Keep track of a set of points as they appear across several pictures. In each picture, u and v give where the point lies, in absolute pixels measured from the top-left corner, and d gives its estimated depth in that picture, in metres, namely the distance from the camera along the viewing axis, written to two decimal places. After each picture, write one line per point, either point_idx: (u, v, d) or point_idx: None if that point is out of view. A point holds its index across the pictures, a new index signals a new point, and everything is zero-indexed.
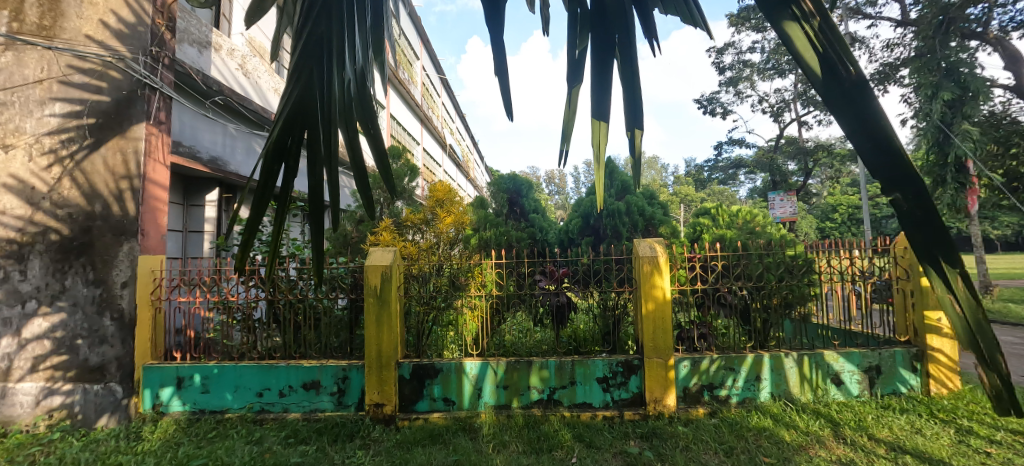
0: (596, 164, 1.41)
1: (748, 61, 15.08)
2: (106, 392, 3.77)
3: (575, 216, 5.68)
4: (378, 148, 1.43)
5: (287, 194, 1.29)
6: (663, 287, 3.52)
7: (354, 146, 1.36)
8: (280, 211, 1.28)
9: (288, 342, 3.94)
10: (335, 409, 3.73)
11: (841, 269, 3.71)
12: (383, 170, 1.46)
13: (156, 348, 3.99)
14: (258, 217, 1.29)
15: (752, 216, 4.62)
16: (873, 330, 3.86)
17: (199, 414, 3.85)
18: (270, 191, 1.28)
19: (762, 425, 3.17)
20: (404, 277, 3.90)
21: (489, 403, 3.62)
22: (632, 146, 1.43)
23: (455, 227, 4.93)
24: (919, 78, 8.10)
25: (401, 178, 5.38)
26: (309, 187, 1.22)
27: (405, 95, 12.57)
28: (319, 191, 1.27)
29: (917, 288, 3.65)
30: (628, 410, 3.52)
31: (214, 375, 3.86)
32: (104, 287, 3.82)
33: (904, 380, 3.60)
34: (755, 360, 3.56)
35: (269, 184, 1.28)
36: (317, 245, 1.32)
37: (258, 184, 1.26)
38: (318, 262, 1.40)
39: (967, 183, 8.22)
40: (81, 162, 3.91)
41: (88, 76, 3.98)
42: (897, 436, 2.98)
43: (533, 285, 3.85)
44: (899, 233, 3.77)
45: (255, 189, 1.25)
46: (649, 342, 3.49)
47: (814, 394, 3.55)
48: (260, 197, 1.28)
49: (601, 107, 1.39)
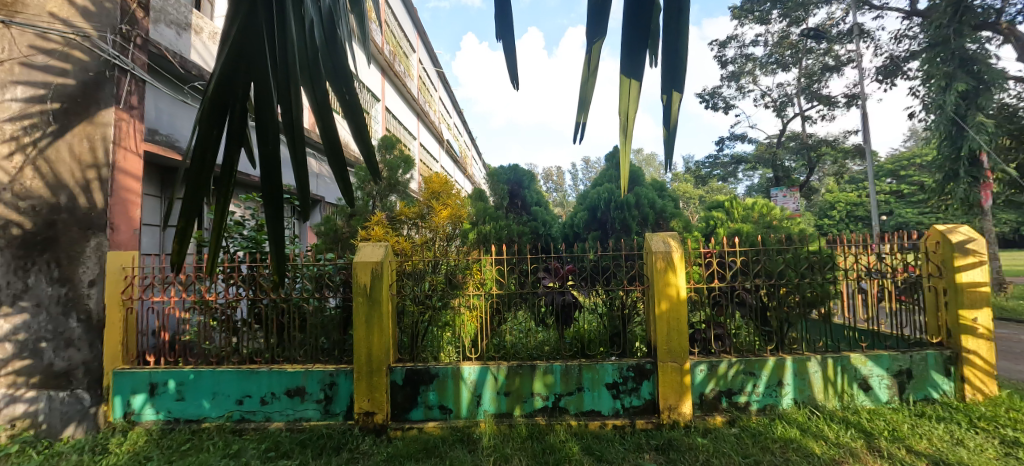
0: (623, 138, 1.10)
1: (750, 56, 14.77)
2: (72, 400, 3.46)
3: (580, 210, 5.39)
4: (354, 114, 1.20)
5: (230, 174, 1.05)
6: (678, 285, 3.24)
7: (320, 113, 1.12)
8: (221, 197, 1.04)
9: (272, 346, 3.62)
10: (322, 418, 3.44)
11: (867, 266, 3.44)
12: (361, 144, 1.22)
13: (128, 352, 3.71)
14: (194, 203, 1.05)
15: (768, 209, 4.35)
16: (902, 331, 3.56)
17: (173, 424, 3.55)
18: (208, 171, 1.04)
19: (788, 436, 2.90)
20: (398, 274, 3.60)
21: (489, 411, 3.34)
22: (667, 115, 1.16)
23: (451, 222, 4.55)
24: (930, 70, 7.91)
25: (394, 170, 5.04)
26: (258, 165, 0.99)
27: (400, 89, 12.26)
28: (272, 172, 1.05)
29: (951, 286, 3.36)
30: (640, 419, 3.25)
31: (190, 381, 3.56)
32: (70, 286, 3.50)
33: (937, 385, 3.33)
34: (776, 364, 3.29)
35: (206, 161, 1.04)
36: (271, 243, 1.07)
37: (194, 160, 1.03)
38: (275, 263, 1.13)
39: (982, 177, 7.88)
40: (45, 150, 3.58)
41: (51, 57, 3.64)
42: (937, 447, 2.72)
43: (536, 284, 3.55)
44: (930, 226, 3.50)
45: (188, 167, 1.02)
46: (662, 345, 3.21)
47: (841, 401, 3.28)
48: (195, 179, 1.03)
49: (632, 63, 1.12)
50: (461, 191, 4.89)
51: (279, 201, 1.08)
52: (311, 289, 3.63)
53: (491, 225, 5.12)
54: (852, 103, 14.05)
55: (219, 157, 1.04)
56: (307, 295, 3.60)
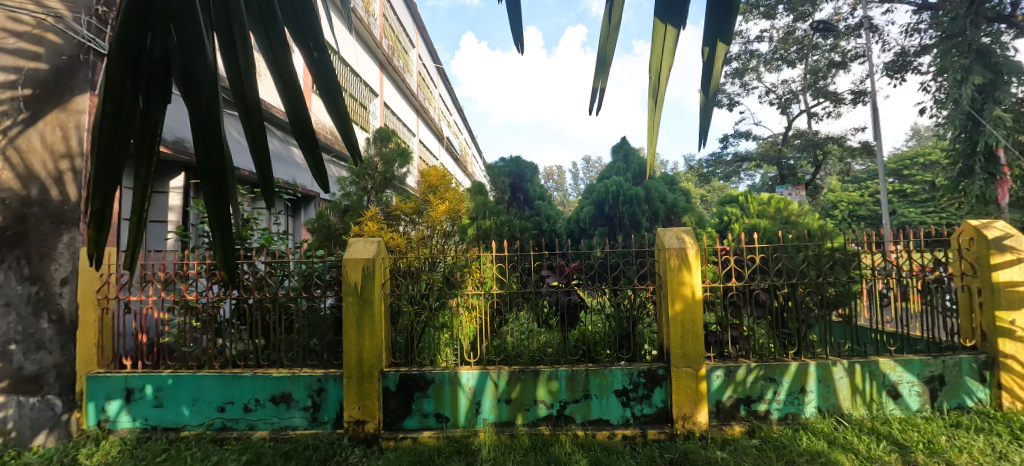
0: (653, 101, 0.88)
1: (755, 52, 14.52)
2: (42, 407, 3.20)
3: (586, 204, 5.18)
4: (324, 75, 0.99)
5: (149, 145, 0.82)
6: (694, 284, 3.01)
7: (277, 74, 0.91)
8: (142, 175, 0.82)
9: (258, 348, 3.39)
10: (309, 427, 3.21)
11: (899, 265, 3.21)
12: (333, 113, 1.02)
13: (103, 354, 3.48)
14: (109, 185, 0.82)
15: (784, 204, 4.05)
16: (933, 334, 3.31)
17: (150, 432, 3.31)
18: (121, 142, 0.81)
19: (815, 449, 2.66)
20: (391, 272, 3.36)
21: (489, 420, 3.10)
22: (707, 76, 0.94)
23: (449, 217, 4.29)
24: (944, 63, 7.70)
25: (391, 164, 4.78)
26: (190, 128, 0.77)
27: (399, 85, 12.06)
28: (212, 147, 0.84)
29: (987, 286, 3.11)
30: (652, 428, 3.02)
31: (168, 387, 3.32)
32: (41, 284, 3.24)
33: (971, 392, 3.10)
34: (799, 370, 3.06)
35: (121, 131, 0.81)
36: (213, 231, 0.84)
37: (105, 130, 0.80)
38: (221, 258, 0.89)
39: (998, 174, 7.58)
40: (15, 138, 3.33)
41: (23, 41, 3.39)
42: (980, 462, 2.48)
43: (539, 283, 3.29)
44: (962, 221, 3.25)
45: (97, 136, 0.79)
46: (676, 349, 2.97)
47: (869, 410, 3.04)
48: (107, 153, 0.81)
49: (669, 6, 0.89)
50: (460, 185, 4.63)
51: (225, 184, 0.86)
52: (298, 288, 3.39)
53: (491, 220, 4.91)
54: (859, 99, 13.80)
55: (136, 125, 0.81)
56: (293, 295, 3.36)
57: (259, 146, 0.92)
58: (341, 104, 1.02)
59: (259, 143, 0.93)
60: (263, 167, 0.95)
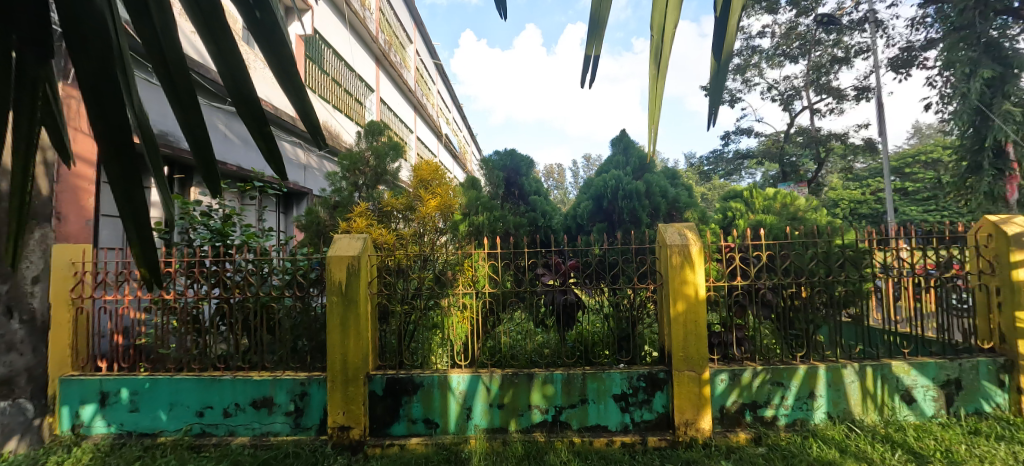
0: (655, 68, 0.76)
1: (756, 48, 14.33)
2: (13, 411, 2.98)
3: (585, 200, 5.01)
4: (269, 39, 0.83)
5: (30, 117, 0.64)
6: (697, 283, 2.85)
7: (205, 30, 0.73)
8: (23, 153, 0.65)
9: (237, 350, 3.23)
10: (292, 433, 3.06)
11: (914, 264, 3.04)
12: (286, 83, 0.87)
13: (78, 356, 3.30)
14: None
15: (791, 199, 3.92)
16: (947, 336, 3.16)
17: (125, 438, 3.16)
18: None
19: (826, 458, 2.51)
20: (378, 271, 3.17)
21: (481, 426, 2.95)
22: (720, 32, 0.80)
23: (441, 213, 4.13)
24: (952, 56, 7.53)
25: (383, 158, 4.60)
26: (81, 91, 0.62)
27: (396, 80, 11.87)
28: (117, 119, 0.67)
29: (1006, 285, 2.95)
30: (652, 435, 2.87)
31: (145, 390, 3.17)
32: (8, 283, 2.95)
33: (989, 396, 2.95)
34: (808, 373, 2.90)
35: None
36: (122, 219, 0.69)
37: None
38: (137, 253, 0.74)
39: (1007, 170, 7.37)
40: None
41: None
42: None
43: (534, 282, 3.13)
44: (981, 217, 3.08)
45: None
46: (678, 351, 2.82)
47: (881, 415, 2.89)
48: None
49: None
50: (453, 180, 4.48)
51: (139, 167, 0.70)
52: (281, 287, 3.23)
53: (485, 216, 4.75)
54: (863, 95, 13.61)
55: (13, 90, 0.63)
56: (275, 294, 3.20)
57: (188, 119, 0.77)
58: (293, 72, 0.87)
59: (187, 114, 0.78)
60: (198, 144, 0.80)
